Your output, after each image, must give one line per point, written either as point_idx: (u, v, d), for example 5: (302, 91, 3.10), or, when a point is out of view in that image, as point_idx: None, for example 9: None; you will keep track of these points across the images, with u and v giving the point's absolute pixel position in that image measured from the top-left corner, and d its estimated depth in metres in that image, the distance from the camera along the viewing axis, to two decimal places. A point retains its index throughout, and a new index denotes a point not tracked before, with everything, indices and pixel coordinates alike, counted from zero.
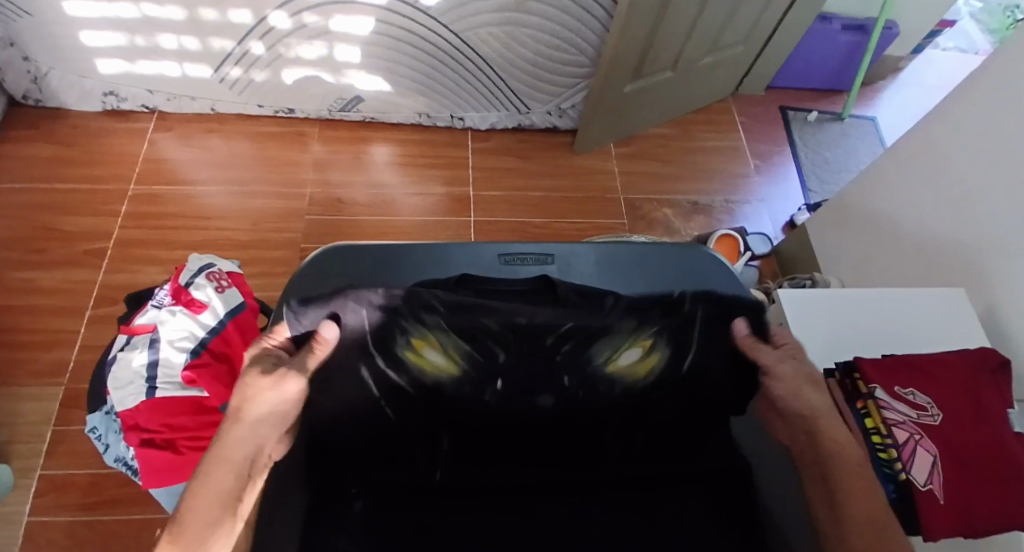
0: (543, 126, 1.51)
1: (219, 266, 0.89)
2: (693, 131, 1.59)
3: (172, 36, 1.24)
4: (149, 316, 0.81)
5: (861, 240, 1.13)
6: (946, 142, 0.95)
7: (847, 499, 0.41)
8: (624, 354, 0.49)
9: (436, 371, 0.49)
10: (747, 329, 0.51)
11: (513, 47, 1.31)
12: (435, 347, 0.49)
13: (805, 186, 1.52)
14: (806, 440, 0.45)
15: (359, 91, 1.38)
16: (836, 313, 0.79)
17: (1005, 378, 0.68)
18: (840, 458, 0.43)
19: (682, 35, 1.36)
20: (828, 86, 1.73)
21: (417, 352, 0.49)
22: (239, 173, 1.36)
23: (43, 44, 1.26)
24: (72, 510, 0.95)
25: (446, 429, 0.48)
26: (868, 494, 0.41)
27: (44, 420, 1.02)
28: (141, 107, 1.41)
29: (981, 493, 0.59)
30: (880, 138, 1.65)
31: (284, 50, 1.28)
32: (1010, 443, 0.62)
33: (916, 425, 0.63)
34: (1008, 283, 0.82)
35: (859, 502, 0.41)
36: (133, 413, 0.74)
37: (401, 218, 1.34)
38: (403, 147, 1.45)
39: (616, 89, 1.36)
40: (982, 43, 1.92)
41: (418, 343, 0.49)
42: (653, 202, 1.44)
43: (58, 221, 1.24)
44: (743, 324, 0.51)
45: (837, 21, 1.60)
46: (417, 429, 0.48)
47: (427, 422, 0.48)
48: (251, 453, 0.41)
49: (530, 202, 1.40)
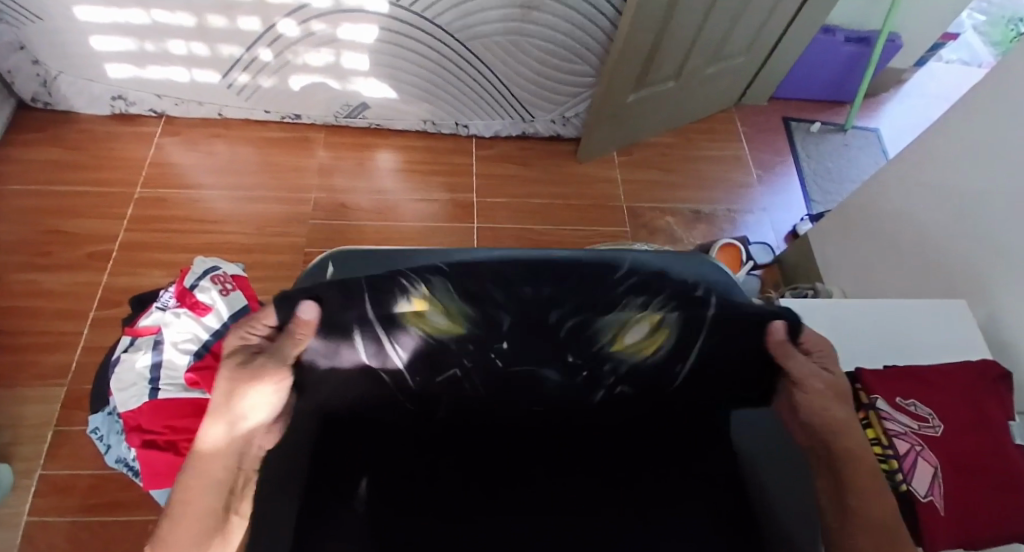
0: (546, 134, 1.52)
1: (224, 269, 0.89)
2: (696, 141, 1.60)
3: (181, 42, 1.26)
4: (154, 317, 0.82)
5: (863, 250, 1.13)
6: (948, 154, 0.95)
7: (864, 501, 0.45)
8: (630, 331, 0.47)
9: (438, 330, 0.46)
10: (785, 332, 0.46)
11: (517, 56, 1.32)
12: (436, 308, 0.45)
13: (807, 196, 1.53)
14: (824, 447, 0.48)
15: (364, 97, 1.39)
16: (838, 323, 0.79)
17: (1006, 390, 0.68)
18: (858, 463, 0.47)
19: (686, 46, 1.37)
20: (831, 97, 1.74)
21: (417, 313, 0.45)
22: (244, 178, 1.37)
23: (53, 49, 1.27)
24: (72, 512, 0.95)
25: (507, 409, 0.55)
26: (887, 500, 0.46)
27: (46, 421, 1.03)
28: (149, 111, 1.42)
29: (983, 506, 0.58)
30: (883, 149, 1.66)
31: (291, 56, 1.30)
32: (1011, 456, 0.61)
33: (917, 436, 0.62)
34: (1010, 294, 0.82)
35: (874, 504, 0.45)
36: (136, 414, 0.74)
37: (405, 224, 1.34)
38: (407, 153, 1.46)
39: (619, 98, 1.36)
40: (985, 56, 1.93)
41: (418, 303, 0.44)
42: (655, 210, 1.45)
43: (64, 223, 1.25)
44: (783, 327, 0.46)
45: (841, 33, 1.61)
46: (479, 402, 0.54)
47: (467, 392, 0.53)
48: (236, 457, 0.44)
49: (532, 209, 1.41)
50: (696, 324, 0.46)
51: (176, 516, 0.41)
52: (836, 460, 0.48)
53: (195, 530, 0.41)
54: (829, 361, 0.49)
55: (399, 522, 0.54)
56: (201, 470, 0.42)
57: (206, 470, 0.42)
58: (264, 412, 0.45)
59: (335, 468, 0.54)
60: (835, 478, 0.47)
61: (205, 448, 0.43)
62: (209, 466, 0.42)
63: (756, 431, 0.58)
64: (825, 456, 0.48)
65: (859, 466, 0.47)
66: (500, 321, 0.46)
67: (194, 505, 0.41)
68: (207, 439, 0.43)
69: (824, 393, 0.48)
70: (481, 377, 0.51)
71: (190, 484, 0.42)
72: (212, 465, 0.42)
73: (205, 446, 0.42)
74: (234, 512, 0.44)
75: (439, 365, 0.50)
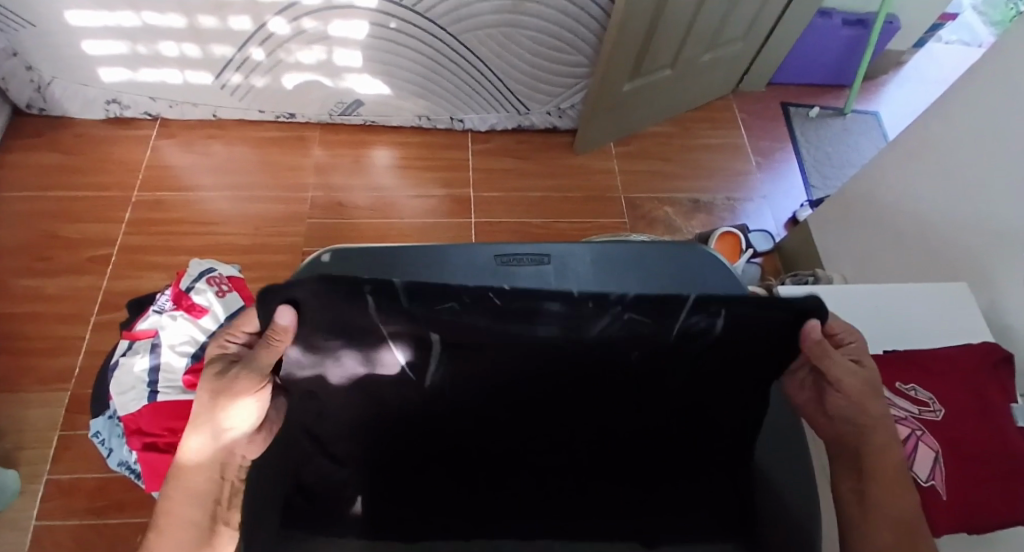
0: (542, 126, 1.51)
1: (220, 270, 0.89)
2: (694, 129, 1.59)
3: (173, 43, 1.25)
4: (150, 321, 0.81)
5: (863, 236, 1.12)
6: (948, 136, 0.94)
7: (873, 495, 0.46)
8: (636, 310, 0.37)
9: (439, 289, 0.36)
10: (821, 333, 0.40)
11: (510, 49, 1.31)
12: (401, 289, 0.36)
13: (807, 182, 1.52)
14: (853, 443, 0.48)
15: (358, 94, 1.39)
16: (836, 310, 0.79)
17: (1008, 373, 0.68)
18: (880, 459, 0.46)
19: (680, 33, 1.35)
20: (830, 82, 1.72)
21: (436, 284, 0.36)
22: (241, 179, 1.37)
23: (46, 54, 1.27)
24: (79, 515, 0.95)
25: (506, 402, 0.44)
26: (899, 494, 0.45)
27: (50, 426, 1.03)
28: (144, 114, 1.42)
29: (984, 488, 0.58)
30: (883, 132, 1.64)
31: (284, 55, 1.29)
32: (1013, 439, 0.61)
33: (918, 421, 0.62)
34: (1011, 276, 0.82)
35: (886, 503, 0.45)
36: (136, 417, 0.75)
37: (402, 221, 1.34)
38: (403, 150, 1.46)
39: (615, 88, 1.35)
40: (985, 36, 1.91)
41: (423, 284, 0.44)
42: (654, 200, 1.44)
43: (64, 228, 1.25)
44: (819, 326, 0.40)
45: (838, 16, 1.59)
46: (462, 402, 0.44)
47: (469, 363, 0.41)
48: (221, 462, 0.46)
49: (531, 202, 1.40)
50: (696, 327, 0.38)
51: (161, 534, 0.44)
52: (861, 456, 0.48)
53: (180, 541, 0.44)
54: (854, 351, 0.46)
55: (399, 518, 0.48)
56: (179, 482, 0.45)
57: (187, 486, 0.45)
58: (241, 428, 0.45)
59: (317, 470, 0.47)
60: (856, 470, 0.48)
61: (181, 463, 0.45)
62: (188, 482, 0.45)
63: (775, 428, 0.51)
64: (851, 450, 0.48)
65: (886, 465, 0.46)
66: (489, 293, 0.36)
67: (176, 515, 0.45)
68: (185, 455, 0.45)
69: (860, 391, 0.46)
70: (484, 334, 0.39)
71: (171, 500, 0.45)
72: (191, 481, 0.45)
73: (185, 462, 0.45)
74: (222, 522, 0.46)
75: (434, 298, 0.36)
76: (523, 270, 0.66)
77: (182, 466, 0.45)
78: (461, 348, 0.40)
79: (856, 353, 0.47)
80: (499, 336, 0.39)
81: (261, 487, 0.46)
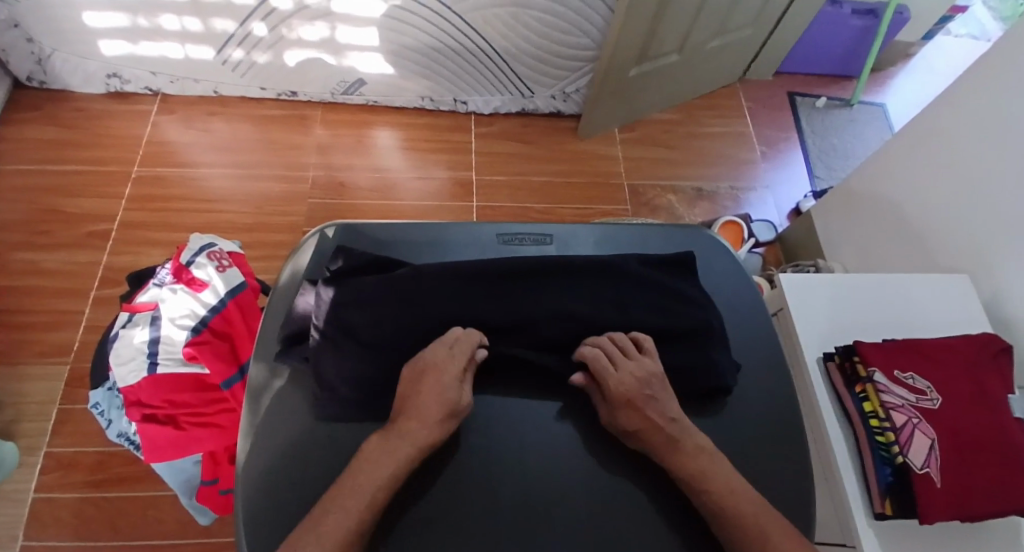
0: (546, 110, 1.50)
1: (220, 245, 0.88)
2: (698, 116, 1.58)
3: (174, 17, 1.23)
4: (151, 294, 0.82)
5: (866, 229, 1.11)
6: (955, 130, 0.93)
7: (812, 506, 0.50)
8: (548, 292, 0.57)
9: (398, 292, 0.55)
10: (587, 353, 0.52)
11: (516, 30, 1.29)
12: (401, 255, 0.64)
13: (811, 172, 1.51)
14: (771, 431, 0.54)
15: (361, 73, 1.37)
16: (835, 296, 0.79)
17: (1007, 364, 0.68)
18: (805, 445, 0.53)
19: (689, 18, 1.33)
20: (837, 72, 1.71)
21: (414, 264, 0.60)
22: (242, 156, 1.36)
23: (46, 25, 1.25)
24: (79, 488, 0.96)
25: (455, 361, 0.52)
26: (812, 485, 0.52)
27: (50, 400, 1.04)
28: (144, 89, 1.41)
29: (975, 478, 0.59)
30: (888, 124, 1.63)
31: (286, 31, 1.27)
32: (1008, 430, 0.61)
33: (914, 409, 0.63)
34: (1012, 270, 0.82)
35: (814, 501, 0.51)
36: (135, 389, 0.74)
37: (404, 204, 1.34)
38: (406, 131, 1.45)
39: (619, 73, 1.34)
40: (994, 30, 1.88)
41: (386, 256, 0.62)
42: (657, 187, 1.44)
43: (62, 203, 1.25)
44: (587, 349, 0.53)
45: (848, 5, 1.56)
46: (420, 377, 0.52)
47: (392, 324, 0.53)
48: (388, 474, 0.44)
49: (533, 186, 1.40)
50: (562, 274, 0.58)
51: (355, 475, 0.44)
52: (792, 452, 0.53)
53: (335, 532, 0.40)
54: (631, 377, 0.49)
55: (410, 505, 0.47)
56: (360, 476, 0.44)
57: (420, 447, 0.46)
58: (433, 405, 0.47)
59: (310, 468, 0.49)
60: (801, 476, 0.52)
61: (421, 389, 0.48)
62: (422, 422, 0.47)
63: (745, 422, 0.54)
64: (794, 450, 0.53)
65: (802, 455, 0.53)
66: (405, 263, 0.60)
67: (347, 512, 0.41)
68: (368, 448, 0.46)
69: (635, 388, 0.49)
70: (426, 296, 0.55)
71: (410, 455, 0.45)
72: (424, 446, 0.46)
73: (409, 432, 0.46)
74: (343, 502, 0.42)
75: (392, 263, 0.60)
76: (527, 251, 0.65)
77: (412, 398, 0.48)
78: (406, 315, 0.54)
79: (650, 383, 0.50)
80: (420, 294, 0.55)
81: (256, 469, 0.49)
